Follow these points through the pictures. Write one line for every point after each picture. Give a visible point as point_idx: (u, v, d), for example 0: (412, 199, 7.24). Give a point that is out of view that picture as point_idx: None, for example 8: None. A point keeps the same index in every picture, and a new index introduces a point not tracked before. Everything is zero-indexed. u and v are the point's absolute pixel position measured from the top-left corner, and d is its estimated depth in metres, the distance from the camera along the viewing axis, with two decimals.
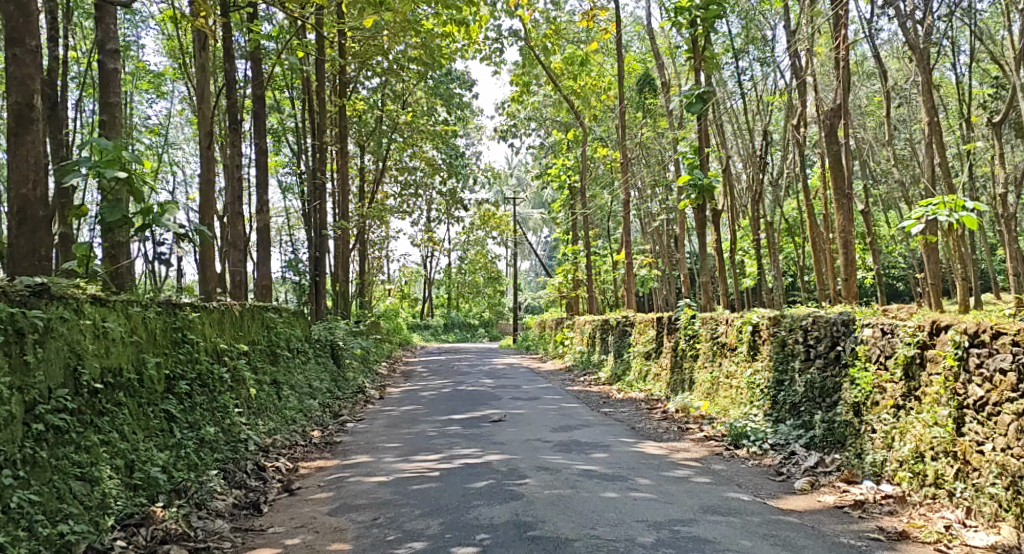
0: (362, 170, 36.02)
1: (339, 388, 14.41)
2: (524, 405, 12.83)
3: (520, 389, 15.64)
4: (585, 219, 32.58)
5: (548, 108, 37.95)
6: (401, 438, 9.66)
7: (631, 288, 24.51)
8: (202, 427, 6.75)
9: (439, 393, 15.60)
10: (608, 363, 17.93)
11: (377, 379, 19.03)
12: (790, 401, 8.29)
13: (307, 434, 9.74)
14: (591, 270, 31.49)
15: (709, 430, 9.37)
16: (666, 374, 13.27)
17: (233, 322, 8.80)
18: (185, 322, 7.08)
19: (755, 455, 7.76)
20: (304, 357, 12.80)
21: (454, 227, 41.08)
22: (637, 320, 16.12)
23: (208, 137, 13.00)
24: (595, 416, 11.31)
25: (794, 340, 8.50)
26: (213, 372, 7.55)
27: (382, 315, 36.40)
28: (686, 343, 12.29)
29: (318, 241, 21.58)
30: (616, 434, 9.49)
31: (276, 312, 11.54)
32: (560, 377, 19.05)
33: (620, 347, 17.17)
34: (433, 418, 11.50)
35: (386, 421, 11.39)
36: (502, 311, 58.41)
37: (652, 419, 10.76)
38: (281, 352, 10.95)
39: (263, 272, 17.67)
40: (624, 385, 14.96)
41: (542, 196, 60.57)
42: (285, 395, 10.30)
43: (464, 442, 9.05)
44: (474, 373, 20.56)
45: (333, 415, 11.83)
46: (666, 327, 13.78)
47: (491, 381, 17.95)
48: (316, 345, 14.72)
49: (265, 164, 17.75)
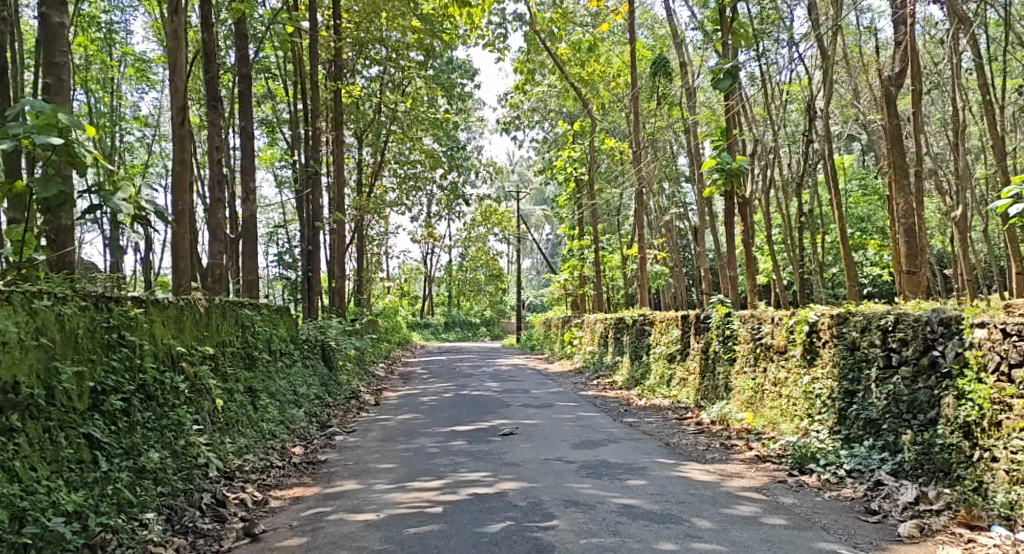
0: (360, 163, 34.55)
1: (330, 394, 12.98)
2: (536, 414, 11.42)
3: (530, 394, 14.22)
4: (594, 214, 31.13)
5: (552, 100, 36.49)
6: (397, 457, 8.24)
7: (645, 284, 23.08)
8: (143, 453, 5.38)
9: (441, 399, 14.19)
10: (625, 365, 16.54)
11: (373, 382, 17.61)
12: (867, 416, 6.86)
13: (287, 451, 8.34)
14: (599, 268, 30.04)
15: (760, 449, 7.94)
16: (695, 380, 11.85)
17: (196, 318, 7.38)
18: (123, 318, 5.66)
19: (829, 485, 6.35)
20: (289, 361, 11.35)
21: (456, 222, 39.63)
22: (658, 319, 14.69)
23: (182, 111, 11.54)
24: (620, 428, 9.90)
25: (869, 343, 7.06)
26: (163, 381, 6.14)
27: (381, 314, 34.92)
28: (720, 345, 10.86)
29: (311, 234, 20.12)
30: (650, 452, 8.08)
31: (255, 309, 10.08)
32: (572, 381, 17.62)
33: (638, 347, 15.74)
34: (435, 430, 10.08)
35: (381, 433, 9.99)
36: (503, 309, 56.95)
37: (687, 433, 9.35)
38: (258, 355, 9.50)
39: (249, 267, 16.24)
40: (646, 390, 13.54)
41: (544, 192, 59.09)
42: (263, 404, 8.90)
43: (472, 462, 7.65)
44: (478, 375, 19.15)
45: (320, 426, 10.41)
46: (694, 327, 12.35)
47: (497, 385, 16.56)
48: (305, 346, 13.28)
49: (251, 148, 16.29)
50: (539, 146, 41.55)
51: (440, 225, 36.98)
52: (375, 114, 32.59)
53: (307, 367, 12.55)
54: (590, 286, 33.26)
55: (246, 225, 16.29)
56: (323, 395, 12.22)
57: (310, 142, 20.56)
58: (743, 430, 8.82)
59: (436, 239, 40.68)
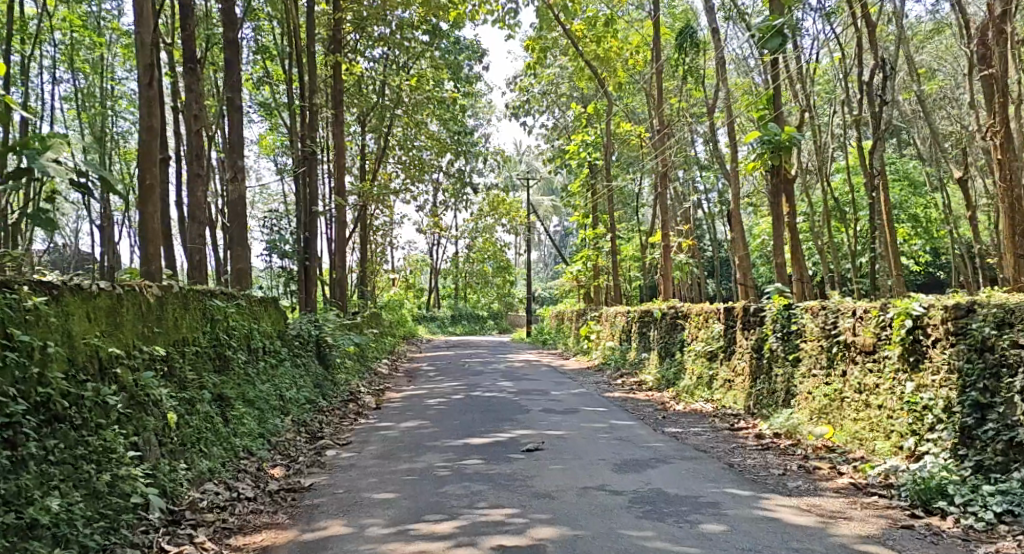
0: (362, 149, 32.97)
1: (324, 397, 11.37)
2: (561, 422, 9.80)
3: (550, 395, 12.61)
4: (610, 202, 29.46)
5: (563, 82, 34.80)
6: (399, 482, 6.65)
7: (667, 273, 21.39)
8: (36, 499, 4.02)
9: (450, 402, 12.60)
10: (653, 363, 14.92)
11: (375, 381, 16.05)
12: (1012, 439, 5.33)
13: (266, 475, 6.74)
14: (615, 258, 28.40)
15: (856, 475, 6.35)
16: (745, 382, 10.24)
17: (145, 310, 5.87)
18: (11, 312, 4.29)
19: (977, 536, 4.78)
20: (275, 361, 9.74)
21: (463, 211, 38.06)
22: (693, 312, 13.08)
23: (151, 70, 9.90)
24: (666, 441, 8.29)
25: (1013, 343, 5.50)
26: (82, 395, 4.69)
27: (385, 307, 33.41)
28: (780, 343, 9.25)
29: (308, 220, 18.48)
30: (714, 477, 6.48)
31: (232, 300, 8.45)
32: (593, 380, 16.02)
33: (670, 344, 14.13)
34: (444, 443, 8.47)
35: (380, 447, 8.40)
36: (511, 301, 55.37)
37: (749, 449, 7.74)
38: (234, 355, 7.89)
39: (237, 254, 14.60)
40: (683, 394, 11.91)
41: (554, 182, 57.45)
42: (237, 414, 7.30)
43: (494, 491, 6.06)
44: (489, 373, 17.59)
45: (311, 438, 8.80)
46: (743, 322, 10.72)
47: (511, 384, 14.95)
48: (296, 343, 11.66)
49: (239, 121, 14.64)
50: (549, 132, 39.89)
51: (447, 214, 35.37)
52: (377, 95, 30.99)
53: (298, 366, 10.94)
54: (605, 277, 31.63)
55: (234, 208, 14.62)
56: (316, 398, 10.62)
57: (306, 118, 18.91)
58: (824, 448, 7.23)
59: (443, 229, 39.11)
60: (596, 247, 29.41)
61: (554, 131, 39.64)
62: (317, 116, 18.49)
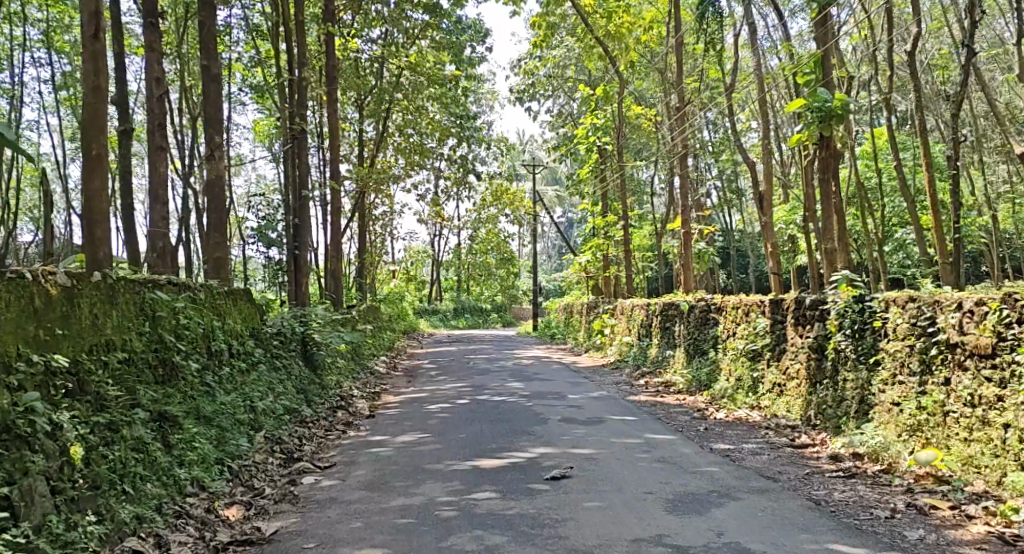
0: (360, 134, 31.42)
1: (310, 404, 9.82)
2: (587, 436, 8.26)
3: (568, 401, 11.10)
4: (622, 189, 27.92)
5: (570, 64, 33.19)
6: (392, 528, 5.11)
7: (686, 262, 19.75)
8: None
9: (454, 408, 11.08)
10: (679, 363, 13.40)
11: (371, 381, 14.54)
12: None
13: (217, 518, 5.21)
14: (626, 247, 26.88)
15: (993, 521, 4.83)
16: (803, 388, 8.70)
17: (45, 306, 4.70)
18: None
19: None
20: (248, 367, 8.18)
21: (465, 200, 36.53)
22: (728, 306, 11.57)
23: (97, 19, 8.38)
24: (722, 464, 6.75)
25: None
26: None
27: (384, 300, 31.91)
28: (850, 344, 7.75)
29: (298, 205, 16.92)
30: (804, 522, 4.96)
31: (194, 294, 6.92)
32: (611, 380, 14.51)
33: (700, 340, 12.59)
34: (449, 467, 6.92)
35: (371, 471, 6.87)
36: (515, 293, 53.88)
37: (829, 476, 6.24)
38: (188, 362, 6.37)
39: (215, 243, 13.02)
40: (721, 399, 10.37)
41: (559, 171, 55.87)
42: (186, 437, 5.81)
43: (518, 547, 4.54)
44: (496, 372, 16.08)
45: (286, 462, 7.23)
46: (798, 316, 9.18)
47: (522, 386, 13.41)
48: (278, 341, 10.10)
49: (216, 94, 13.13)
50: (554, 117, 38.29)
51: (449, 203, 33.81)
52: (376, 77, 29.43)
53: (279, 372, 9.36)
54: (616, 267, 30.08)
55: (210, 191, 13.04)
56: (296, 409, 9.06)
57: (292, 97, 17.40)
58: (931, 478, 5.72)
59: (444, 219, 37.58)
60: (608, 237, 27.87)
61: (560, 117, 38.07)
62: (306, 92, 16.99)
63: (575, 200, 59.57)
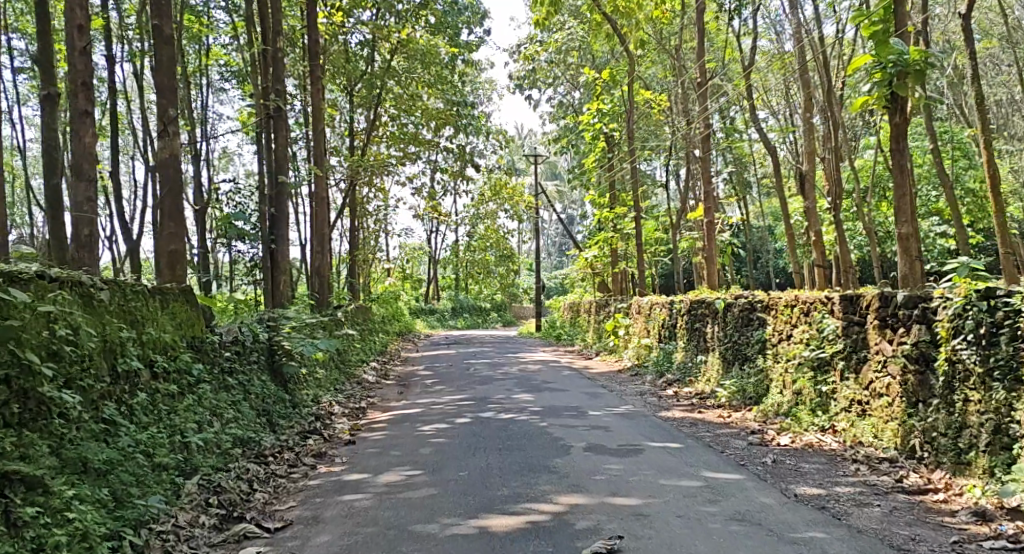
0: (350, 125, 29.55)
1: (272, 432, 7.90)
2: (626, 474, 6.34)
3: (590, 420, 9.21)
4: (633, 179, 26.00)
5: (572, 49, 31.34)
6: None
7: (710, 255, 17.72)
8: None
9: (452, 430, 9.16)
10: (715, 371, 11.51)
11: (356, 393, 12.61)
12: None
13: None
14: (636, 242, 25.04)
15: None
16: (898, 410, 6.81)
17: None
18: None
19: None
20: (185, 387, 6.31)
21: (463, 195, 34.67)
22: (779, 303, 9.70)
23: None
24: (826, 526, 4.89)
25: None
26: None
27: (378, 300, 30.06)
28: (976, 356, 5.90)
29: (276, 193, 14.95)
30: None
31: (97, 296, 5.15)
32: (632, 390, 12.63)
33: (742, 346, 10.69)
34: (448, 530, 5.02)
35: (339, 537, 4.97)
36: (514, 291, 52.00)
37: None
38: (74, 390, 4.64)
39: (171, 236, 11.12)
40: (780, 421, 8.45)
41: (560, 166, 54.02)
42: (52, 506, 4.05)
43: None
44: (500, 381, 14.17)
45: (223, 522, 5.34)
46: (886, 317, 7.27)
47: (531, 399, 11.51)
48: (237, 353, 8.18)
49: (169, 60, 11.26)
50: (554, 108, 36.48)
51: (447, 196, 31.88)
52: (366, 65, 27.53)
53: (233, 392, 7.47)
54: (624, 263, 28.23)
55: (163, 174, 11.16)
56: (248, 441, 7.15)
57: (266, 71, 15.49)
58: None
59: (441, 215, 35.72)
60: (616, 230, 25.96)
61: (561, 107, 36.21)
62: (283, 64, 15.09)
63: (574, 195, 57.71)
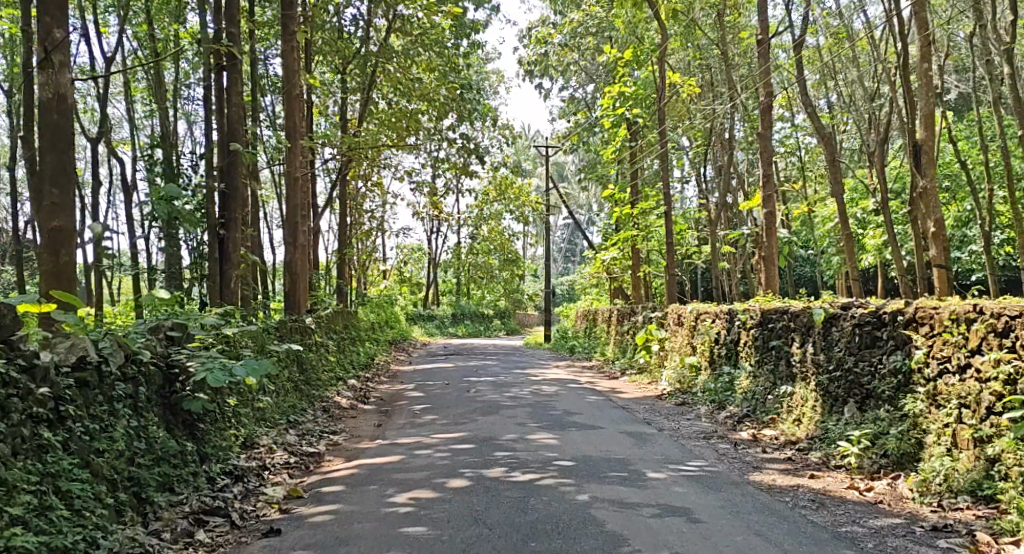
0: (342, 110, 26.36)
1: (137, 522, 4.82)
2: None
3: (656, 492, 5.99)
4: (663, 171, 22.72)
5: (592, 31, 28.09)
6: None
7: (767, 256, 14.49)
8: None
9: (445, 503, 5.91)
10: (812, 408, 8.29)
11: (314, 427, 9.31)
12: None
13: None
14: (666, 242, 21.70)
15: None
16: None
17: None
18: None
19: None
20: None
21: (466, 192, 31.41)
22: (937, 318, 6.51)
23: None
24: None
25: None
26: None
27: (370, 305, 26.76)
28: None
29: (225, 165, 11.57)
30: None
31: None
32: (690, 429, 9.38)
33: (865, 379, 7.43)
34: None
35: None
36: (518, 297, 48.73)
37: None
38: None
39: (50, 208, 7.32)
40: (980, 516, 5.22)
41: (570, 167, 50.73)
42: None
43: None
44: (510, 410, 10.91)
45: None
46: None
47: (557, 443, 8.27)
48: (100, 388, 5.07)
49: None
50: (565, 102, 33.37)
51: (448, 193, 28.67)
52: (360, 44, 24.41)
53: (53, 458, 4.37)
54: (648, 267, 24.93)
55: (41, 116, 7.36)
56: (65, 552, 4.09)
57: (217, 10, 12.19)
58: None
59: (442, 214, 32.48)
60: (641, 228, 22.70)
61: (573, 101, 33.02)
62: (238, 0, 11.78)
63: (582, 198, 54.55)
